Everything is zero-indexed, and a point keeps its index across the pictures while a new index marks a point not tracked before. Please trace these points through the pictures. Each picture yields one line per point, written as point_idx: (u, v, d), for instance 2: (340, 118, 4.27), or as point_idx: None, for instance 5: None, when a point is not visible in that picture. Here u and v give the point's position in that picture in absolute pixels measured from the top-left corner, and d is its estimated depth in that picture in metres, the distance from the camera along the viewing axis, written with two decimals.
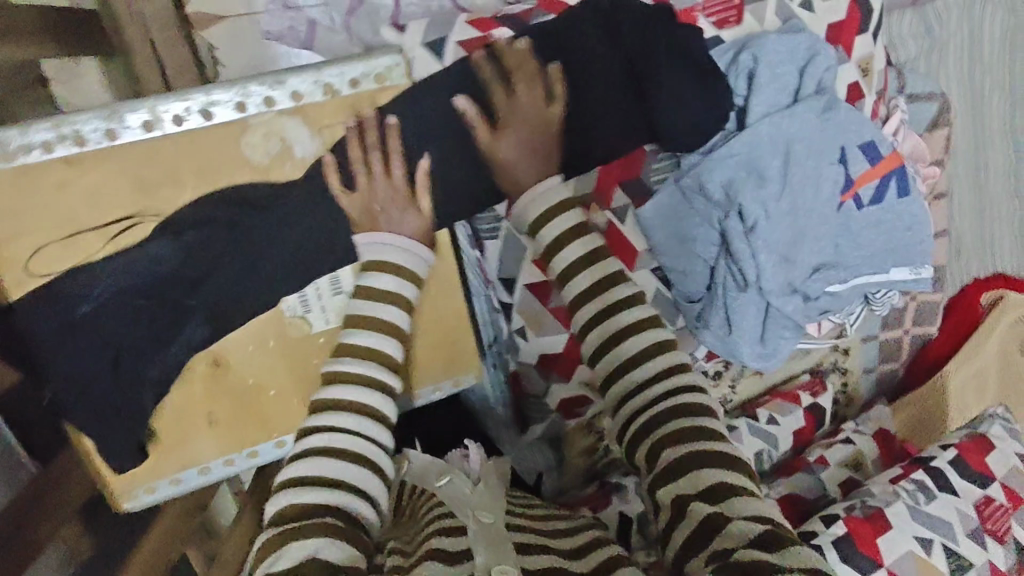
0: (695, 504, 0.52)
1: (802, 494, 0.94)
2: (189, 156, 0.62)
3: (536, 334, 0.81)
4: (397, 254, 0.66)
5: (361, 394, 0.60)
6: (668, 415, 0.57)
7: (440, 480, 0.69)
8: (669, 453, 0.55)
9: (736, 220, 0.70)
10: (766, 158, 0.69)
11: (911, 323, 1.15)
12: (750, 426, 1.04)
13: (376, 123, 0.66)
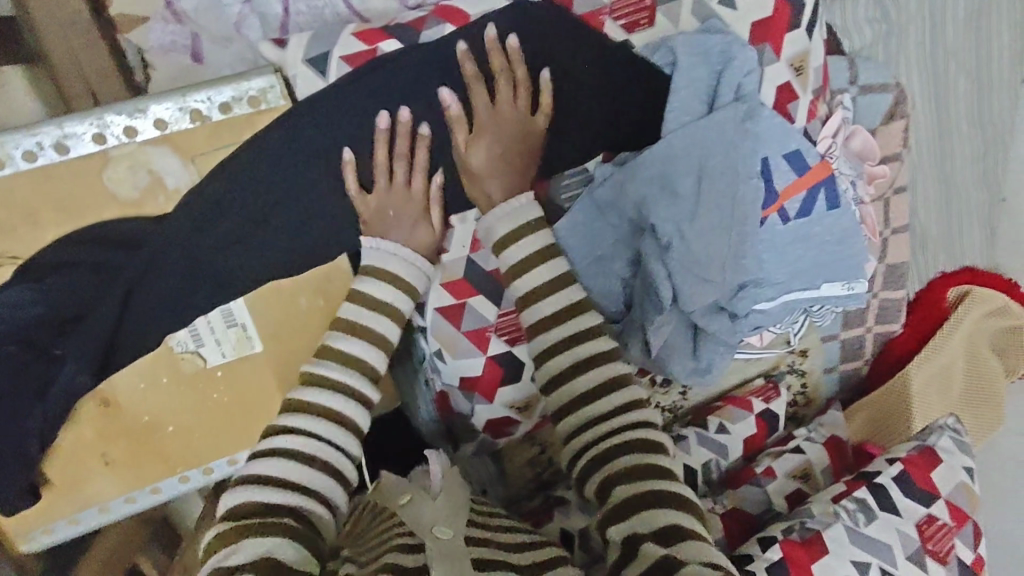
0: (647, 543, 0.52)
1: (747, 508, 0.90)
2: (48, 193, 0.58)
3: (452, 358, 0.75)
4: (397, 263, 0.67)
5: (312, 423, 0.59)
6: (626, 449, 0.58)
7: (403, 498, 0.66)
8: (621, 490, 0.56)
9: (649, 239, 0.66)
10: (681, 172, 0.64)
11: (873, 321, 1.09)
12: (698, 435, 1.00)
13: (253, 150, 0.62)
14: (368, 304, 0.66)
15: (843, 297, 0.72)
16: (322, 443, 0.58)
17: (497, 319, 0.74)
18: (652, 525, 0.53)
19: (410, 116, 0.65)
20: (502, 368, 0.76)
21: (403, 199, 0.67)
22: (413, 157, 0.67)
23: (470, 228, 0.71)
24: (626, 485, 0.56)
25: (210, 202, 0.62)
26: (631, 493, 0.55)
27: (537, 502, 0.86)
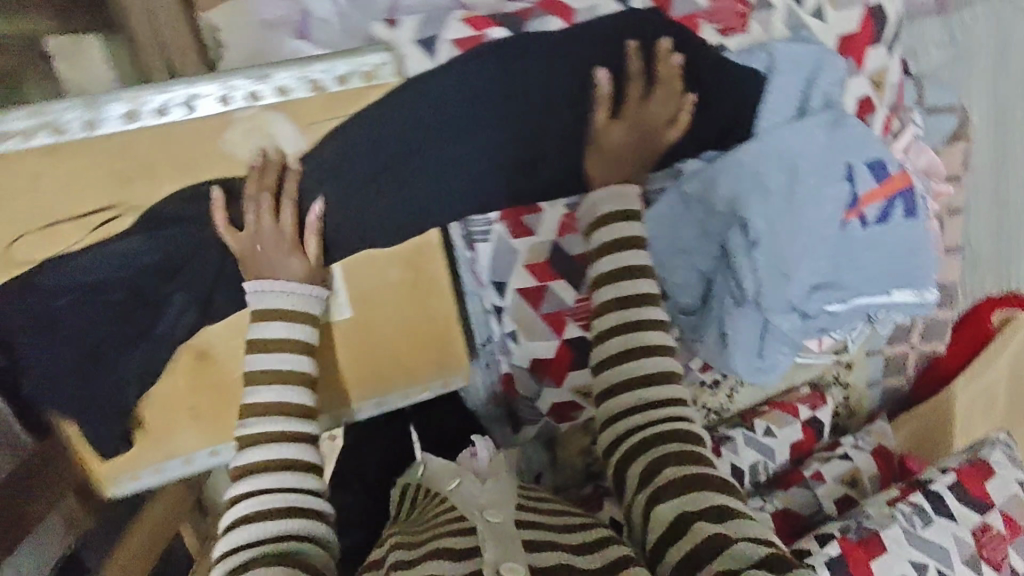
0: (699, 523, 0.50)
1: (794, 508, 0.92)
2: (172, 149, 0.60)
3: (527, 340, 0.79)
4: (285, 300, 0.63)
5: (282, 452, 0.59)
6: (668, 436, 0.57)
7: (451, 484, 0.66)
8: (669, 471, 0.54)
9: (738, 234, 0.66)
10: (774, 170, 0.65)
11: (918, 338, 1.13)
12: (745, 437, 1.03)
13: (364, 122, 0.65)
14: (265, 351, 0.62)
15: (912, 304, 0.74)
16: (279, 490, 0.57)
17: (574, 304, 0.76)
18: (699, 506, 0.52)
19: (510, 104, 0.66)
20: (574, 352, 0.79)
21: (496, 182, 0.70)
22: (509, 138, 0.68)
23: (559, 213, 0.72)
24: (662, 475, 0.54)
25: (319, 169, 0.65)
26: (673, 476, 0.54)
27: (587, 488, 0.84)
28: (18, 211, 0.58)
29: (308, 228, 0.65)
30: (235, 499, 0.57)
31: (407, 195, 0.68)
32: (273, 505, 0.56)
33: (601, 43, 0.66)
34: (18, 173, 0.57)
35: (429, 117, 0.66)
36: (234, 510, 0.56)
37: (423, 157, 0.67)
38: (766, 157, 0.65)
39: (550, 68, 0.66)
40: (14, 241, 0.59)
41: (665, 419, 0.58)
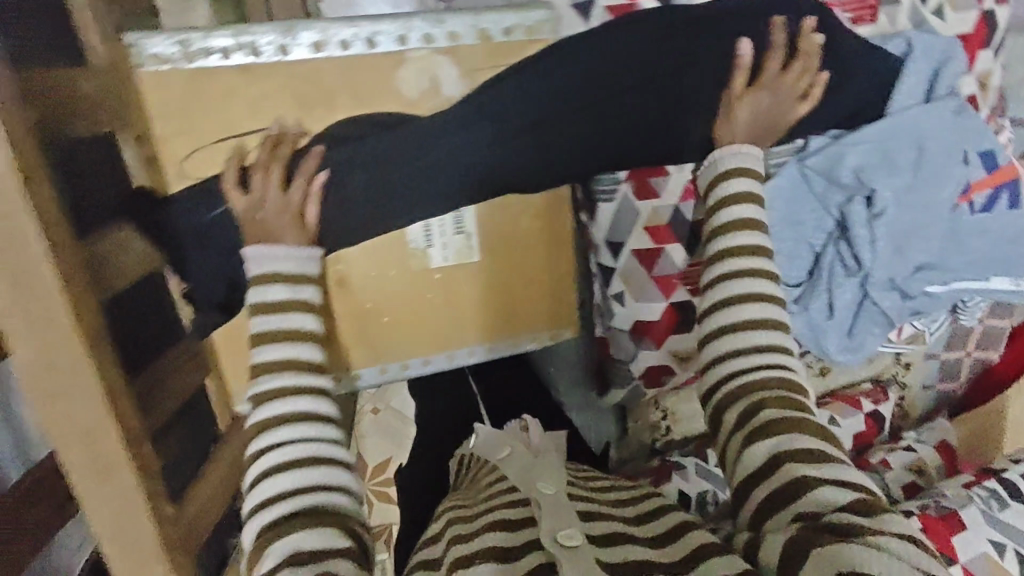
0: (794, 465, 0.46)
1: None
2: (349, 81, 0.65)
3: (634, 300, 0.82)
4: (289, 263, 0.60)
5: (296, 406, 0.53)
6: (774, 382, 0.52)
7: (503, 452, 0.63)
8: (769, 414, 0.49)
9: (860, 205, 0.72)
10: (900, 149, 0.71)
11: (974, 346, 1.16)
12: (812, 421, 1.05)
13: (522, 73, 0.68)
14: (269, 311, 0.58)
15: (1008, 292, 0.79)
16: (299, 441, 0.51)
17: (685, 268, 0.80)
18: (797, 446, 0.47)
19: (655, 69, 0.70)
20: (679, 315, 0.83)
21: (628, 142, 0.74)
22: (649, 103, 0.72)
23: (685, 176, 0.76)
24: (744, 426, 0.50)
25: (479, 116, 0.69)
26: (758, 429, 0.49)
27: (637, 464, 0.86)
28: (207, 124, 0.63)
29: (314, 193, 0.64)
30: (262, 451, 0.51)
31: (549, 149, 0.72)
32: (299, 456, 0.50)
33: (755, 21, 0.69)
34: (213, 87, 0.61)
35: (581, 77, 0.70)
36: (257, 466, 0.50)
37: (568, 113, 0.71)
38: (893, 136, 0.71)
39: (701, 38, 0.69)
40: (193, 153, 0.63)
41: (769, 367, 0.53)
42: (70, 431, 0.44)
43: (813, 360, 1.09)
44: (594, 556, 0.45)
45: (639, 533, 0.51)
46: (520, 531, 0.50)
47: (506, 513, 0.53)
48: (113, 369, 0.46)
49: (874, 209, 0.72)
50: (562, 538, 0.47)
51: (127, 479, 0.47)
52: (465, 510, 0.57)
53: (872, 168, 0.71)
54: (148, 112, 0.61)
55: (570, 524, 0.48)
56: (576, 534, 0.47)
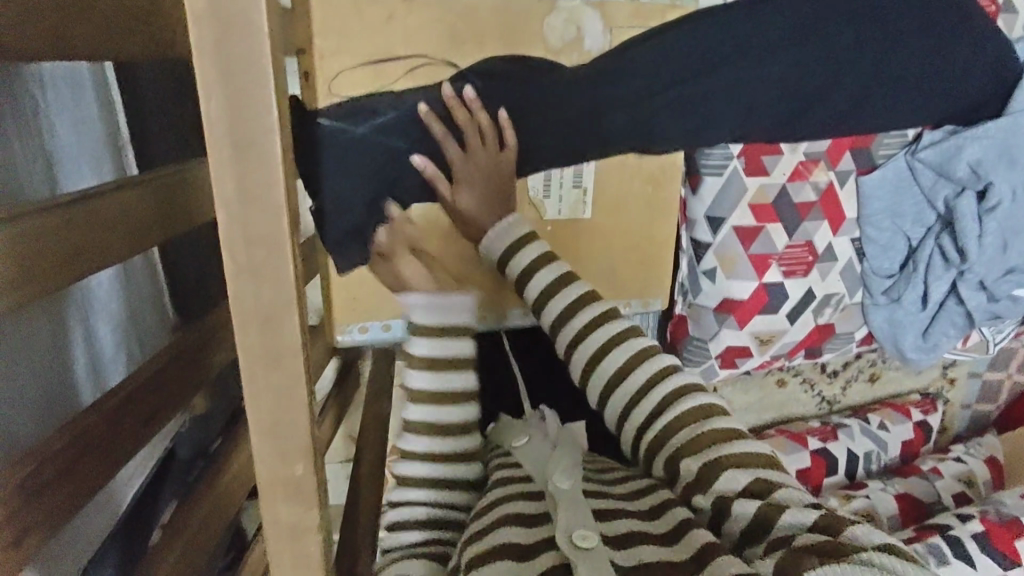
0: (736, 503, 0.54)
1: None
2: (499, 22, 0.66)
3: (725, 277, 0.83)
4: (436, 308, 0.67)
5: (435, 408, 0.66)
6: (676, 426, 0.61)
7: (519, 440, 0.68)
8: (691, 462, 0.58)
9: (973, 199, 0.75)
10: (1022, 147, 0.73)
11: (1015, 368, 1.20)
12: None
13: (664, 35, 0.70)
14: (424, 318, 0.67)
15: None
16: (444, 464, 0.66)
17: (784, 250, 0.81)
18: (736, 483, 0.55)
19: (795, 47, 0.71)
20: (768, 297, 0.84)
21: (754, 120, 0.74)
22: (785, 80, 0.72)
23: (797, 160, 0.78)
24: (698, 456, 0.58)
25: (619, 73, 0.70)
26: (699, 463, 0.57)
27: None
28: (363, 47, 0.63)
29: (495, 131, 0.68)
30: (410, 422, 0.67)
31: (679, 115, 0.73)
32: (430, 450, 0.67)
33: (894, 11, 0.70)
34: (377, 11, 0.62)
35: (719, 47, 0.71)
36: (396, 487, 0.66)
37: (702, 87, 0.72)
38: (1017, 133, 0.73)
39: (839, 20, 0.71)
40: (340, 74, 0.63)
41: (666, 406, 0.62)
42: None
43: (867, 366, 1.12)
44: (608, 558, 0.51)
45: (650, 527, 0.55)
46: (538, 530, 0.56)
47: (524, 506, 0.59)
48: None
49: (989, 204, 0.75)
50: (579, 536, 0.52)
51: None
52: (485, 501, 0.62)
53: (991, 163, 0.73)
54: (310, 28, 0.61)
55: (585, 526, 0.53)
56: (592, 533, 0.52)
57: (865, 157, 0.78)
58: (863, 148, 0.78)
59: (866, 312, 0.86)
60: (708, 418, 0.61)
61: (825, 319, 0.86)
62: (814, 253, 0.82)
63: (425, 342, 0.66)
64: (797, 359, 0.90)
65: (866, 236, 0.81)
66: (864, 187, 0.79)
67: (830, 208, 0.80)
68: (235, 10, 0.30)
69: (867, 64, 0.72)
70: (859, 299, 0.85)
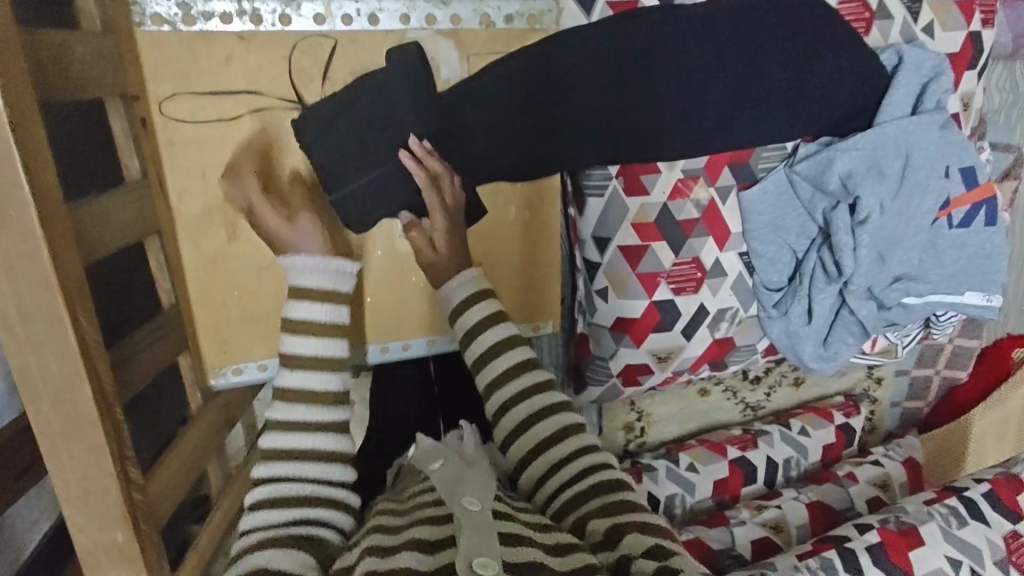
0: (641, 561, 0.55)
1: (710, 544, 0.87)
2: (346, 56, 0.65)
3: (617, 297, 0.81)
4: (331, 278, 0.66)
5: (312, 413, 0.65)
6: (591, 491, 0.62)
7: (435, 463, 0.65)
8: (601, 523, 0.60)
9: (846, 212, 0.74)
10: (889, 157, 0.72)
11: (943, 365, 1.18)
12: (667, 469, 0.99)
13: (523, 61, 0.69)
14: (304, 296, 0.65)
15: (980, 307, 0.82)
16: (315, 470, 0.64)
17: (671, 267, 0.80)
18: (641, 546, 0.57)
19: (678, 62, 0.70)
20: (660, 314, 0.82)
21: (629, 136, 0.73)
22: (657, 98, 0.71)
23: (675, 177, 0.76)
24: (607, 521, 0.59)
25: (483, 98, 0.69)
26: (607, 526, 0.59)
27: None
28: (203, 88, 0.62)
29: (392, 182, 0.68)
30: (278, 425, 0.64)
31: (550, 133, 0.71)
32: (311, 467, 0.64)
33: (772, 28, 0.71)
34: (214, 53, 0.61)
35: (601, 62, 0.70)
36: (262, 492, 0.62)
37: (564, 109, 0.70)
38: (882, 144, 0.72)
39: (699, 41, 0.70)
40: (182, 119, 0.62)
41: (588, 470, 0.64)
42: (40, 381, 0.43)
43: (788, 372, 1.12)
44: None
45: (554, 562, 0.53)
46: (438, 554, 0.53)
47: (430, 530, 0.56)
48: (90, 324, 0.45)
49: (860, 215, 0.74)
50: (477, 567, 0.50)
51: (95, 442, 0.45)
52: (390, 520, 0.60)
53: (861, 175, 0.72)
54: (143, 74, 0.60)
55: (487, 554, 0.51)
56: (491, 564, 0.50)
57: (745, 172, 0.77)
58: (742, 162, 0.77)
59: (763, 324, 0.85)
60: (619, 491, 0.62)
61: (723, 334, 0.85)
62: (702, 269, 0.81)
63: (304, 304, 0.65)
64: (702, 373, 0.89)
65: (752, 250, 0.80)
66: (745, 202, 0.77)
67: (713, 223, 0.79)
68: None
69: (729, 86, 0.72)
70: (752, 313, 0.85)
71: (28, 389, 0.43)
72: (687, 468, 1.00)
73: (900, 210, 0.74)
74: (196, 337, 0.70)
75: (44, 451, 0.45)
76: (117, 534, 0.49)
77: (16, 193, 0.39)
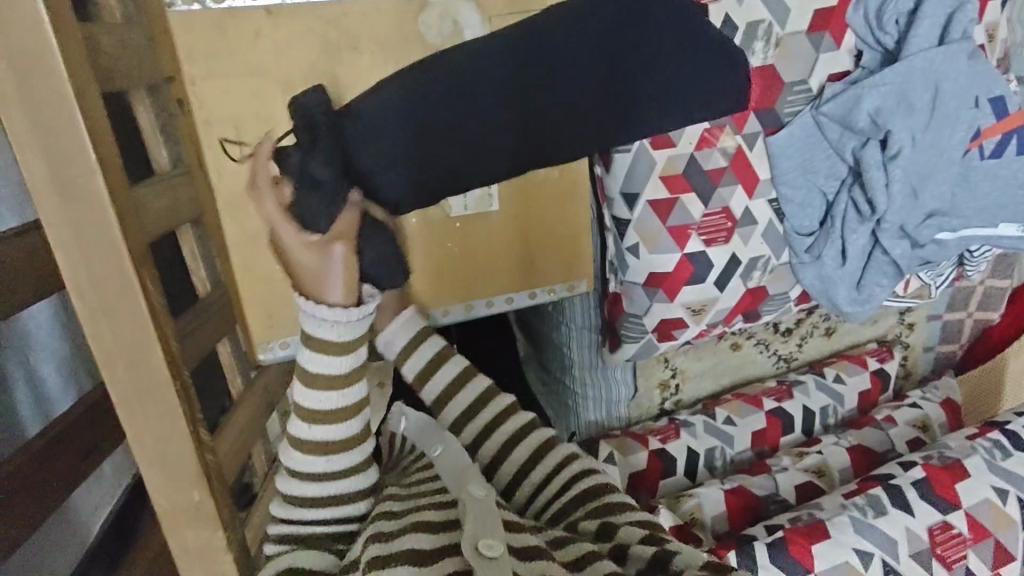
0: (634, 547, 0.55)
1: (754, 491, 0.88)
2: (371, 24, 0.66)
3: (649, 252, 0.82)
4: (342, 335, 0.53)
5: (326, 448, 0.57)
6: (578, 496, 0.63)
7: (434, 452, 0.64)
8: (590, 524, 0.60)
9: (875, 149, 0.75)
10: (917, 91, 0.72)
11: (976, 306, 1.18)
12: (705, 423, 1.00)
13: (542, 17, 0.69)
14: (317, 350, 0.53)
15: (1014, 239, 0.82)
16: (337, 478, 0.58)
17: (702, 219, 0.81)
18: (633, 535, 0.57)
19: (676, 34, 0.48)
20: (693, 267, 0.83)
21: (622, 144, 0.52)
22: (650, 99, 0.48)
23: (701, 127, 0.77)
24: (599, 519, 0.60)
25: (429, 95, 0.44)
26: (598, 523, 0.59)
27: (618, 432, 0.99)
28: (235, 65, 0.63)
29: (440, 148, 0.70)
30: (306, 408, 0.56)
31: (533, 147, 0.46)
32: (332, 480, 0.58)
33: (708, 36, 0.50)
34: (244, 29, 0.62)
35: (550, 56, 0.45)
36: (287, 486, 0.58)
37: None
38: (910, 78, 0.72)
39: None
40: (217, 95, 0.64)
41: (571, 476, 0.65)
42: (115, 345, 0.45)
43: (820, 322, 1.12)
44: (510, 569, 0.48)
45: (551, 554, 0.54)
46: (443, 537, 0.53)
47: (434, 516, 0.55)
48: (156, 289, 0.46)
49: (890, 152, 0.74)
50: (482, 547, 0.49)
51: (169, 403, 0.47)
52: (393, 505, 0.58)
53: (890, 111, 0.72)
54: (177, 54, 0.61)
55: (491, 535, 0.50)
56: (496, 543, 0.49)
57: (770, 117, 0.78)
58: (768, 108, 0.77)
59: (795, 271, 0.85)
60: (609, 491, 0.63)
61: (756, 282, 0.86)
62: (732, 219, 0.81)
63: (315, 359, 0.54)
64: (736, 324, 0.90)
65: (781, 196, 0.81)
66: (772, 148, 0.78)
67: (742, 171, 0.79)
68: (40, 72, 0.39)
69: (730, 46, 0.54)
70: (784, 260, 0.85)
71: (104, 354, 0.45)
72: (725, 421, 1.01)
73: (930, 143, 0.74)
74: (245, 316, 0.73)
75: (123, 415, 0.47)
76: (193, 494, 0.51)
77: (82, 161, 0.40)
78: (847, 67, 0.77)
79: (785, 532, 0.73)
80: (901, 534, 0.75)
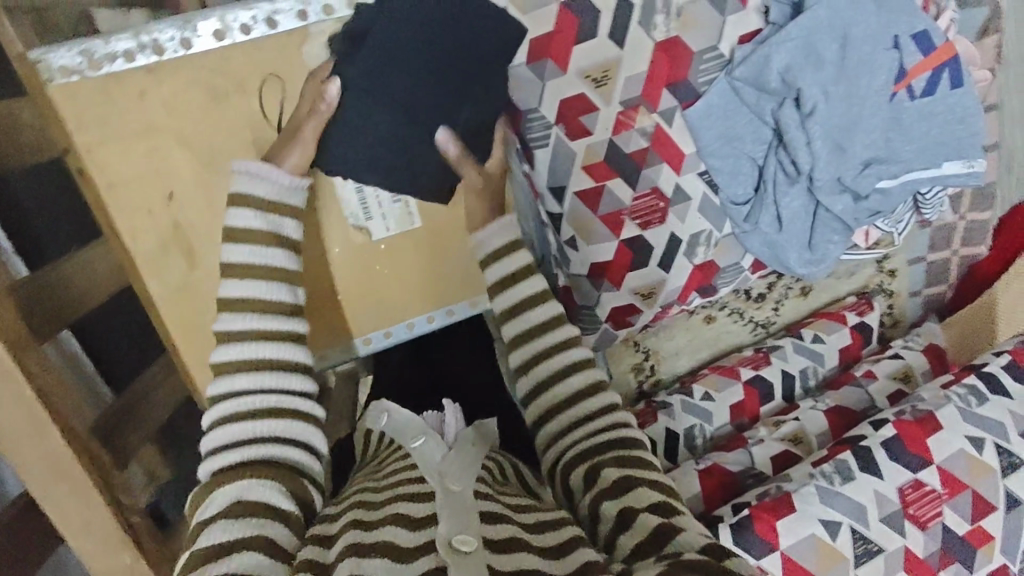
0: (643, 515, 0.52)
1: (729, 467, 0.86)
2: (253, 63, 0.65)
3: (586, 244, 0.80)
4: (276, 192, 0.62)
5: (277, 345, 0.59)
6: (603, 445, 0.58)
7: (415, 441, 0.59)
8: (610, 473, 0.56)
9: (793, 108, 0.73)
10: (824, 42, 0.70)
11: (959, 244, 1.12)
12: (683, 402, 0.97)
13: None
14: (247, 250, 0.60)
15: (962, 176, 0.78)
16: (284, 396, 0.58)
17: (633, 203, 0.79)
18: (643, 500, 0.53)
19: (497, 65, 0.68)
20: (632, 252, 0.81)
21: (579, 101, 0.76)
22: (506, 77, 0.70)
23: (615, 111, 0.74)
24: (621, 470, 0.56)
25: None
26: (619, 475, 0.55)
27: None
28: (126, 127, 0.64)
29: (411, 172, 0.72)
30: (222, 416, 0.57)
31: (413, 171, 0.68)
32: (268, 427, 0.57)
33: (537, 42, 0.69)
34: (126, 91, 0.63)
35: None
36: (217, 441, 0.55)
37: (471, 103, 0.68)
38: (816, 29, 0.70)
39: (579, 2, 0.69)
40: (112, 159, 0.64)
41: (602, 424, 0.60)
42: (9, 430, 0.46)
43: (792, 283, 1.09)
44: (487, 564, 0.44)
45: (534, 538, 0.49)
46: (424, 529, 0.47)
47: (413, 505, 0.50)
48: (46, 370, 0.48)
49: (807, 108, 0.72)
50: (459, 546, 0.45)
51: (79, 477, 0.49)
52: (370, 496, 0.53)
53: (800, 67, 0.70)
54: (66, 127, 0.63)
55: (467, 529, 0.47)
56: (471, 540, 0.45)
57: (685, 90, 0.75)
58: (680, 80, 0.74)
59: (740, 241, 0.83)
60: (635, 446, 0.58)
61: (702, 258, 0.84)
62: (664, 198, 0.79)
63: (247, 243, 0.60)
64: (692, 301, 0.88)
65: (710, 167, 0.78)
66: (689, 121, 0.75)
67: (665, 148, 0.77)
68: None
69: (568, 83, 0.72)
70: (727, 231, 0.83)
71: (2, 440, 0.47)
72: (702, 398, 0.98)
73: (845, 93, 0.71)
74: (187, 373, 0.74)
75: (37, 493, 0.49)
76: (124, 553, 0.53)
77: None
78: (757, 26, 0.73)
79: (751, 509, 0.71)
80: (870, 498, 0.73)
